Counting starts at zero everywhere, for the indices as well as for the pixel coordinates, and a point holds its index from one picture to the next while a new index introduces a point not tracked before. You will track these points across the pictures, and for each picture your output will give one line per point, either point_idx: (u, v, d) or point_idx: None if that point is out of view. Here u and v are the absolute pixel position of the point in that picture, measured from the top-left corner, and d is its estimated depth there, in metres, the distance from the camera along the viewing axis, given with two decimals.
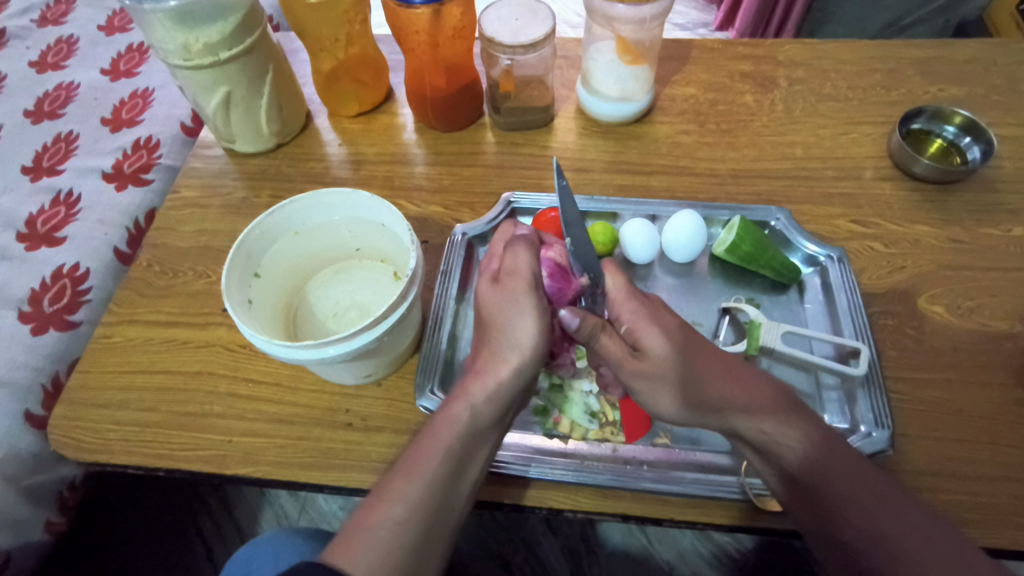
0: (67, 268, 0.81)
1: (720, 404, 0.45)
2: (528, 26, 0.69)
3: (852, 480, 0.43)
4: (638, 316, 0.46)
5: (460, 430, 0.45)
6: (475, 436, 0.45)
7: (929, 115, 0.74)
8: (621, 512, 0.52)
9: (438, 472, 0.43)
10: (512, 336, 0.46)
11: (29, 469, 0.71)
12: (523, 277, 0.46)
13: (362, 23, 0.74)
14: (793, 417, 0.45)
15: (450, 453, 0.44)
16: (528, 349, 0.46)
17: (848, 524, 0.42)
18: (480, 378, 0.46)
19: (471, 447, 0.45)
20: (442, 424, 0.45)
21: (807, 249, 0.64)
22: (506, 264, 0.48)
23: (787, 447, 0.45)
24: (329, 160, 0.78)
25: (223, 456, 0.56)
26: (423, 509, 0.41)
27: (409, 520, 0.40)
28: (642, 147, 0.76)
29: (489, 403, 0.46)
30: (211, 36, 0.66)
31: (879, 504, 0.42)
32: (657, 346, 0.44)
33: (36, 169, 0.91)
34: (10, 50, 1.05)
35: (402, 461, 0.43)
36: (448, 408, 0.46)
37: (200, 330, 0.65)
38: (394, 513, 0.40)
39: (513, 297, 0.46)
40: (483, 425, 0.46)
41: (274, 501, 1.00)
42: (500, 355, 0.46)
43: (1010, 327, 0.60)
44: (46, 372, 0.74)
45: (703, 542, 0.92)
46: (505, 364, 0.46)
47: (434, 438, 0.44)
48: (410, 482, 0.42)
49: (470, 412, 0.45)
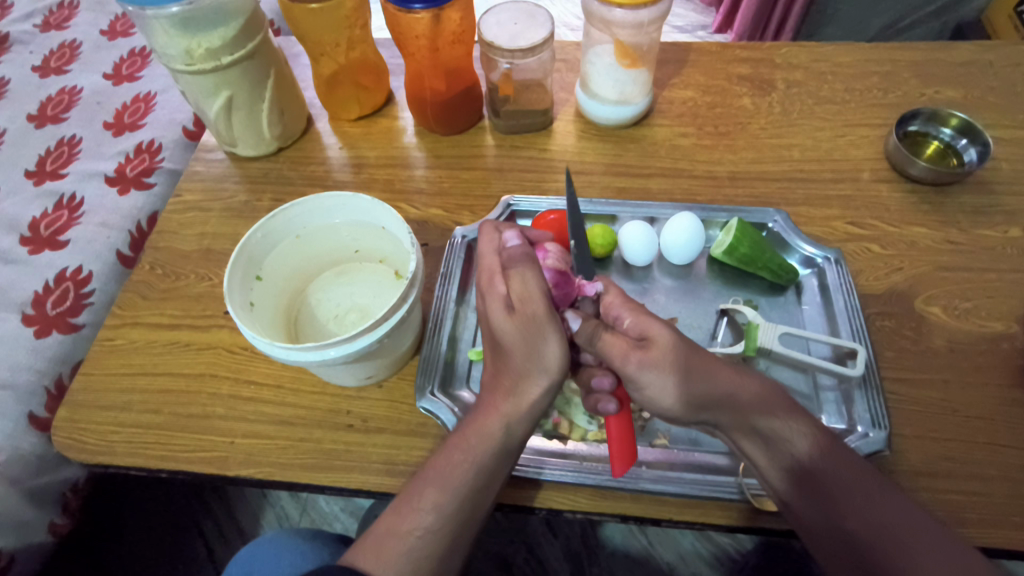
0: (70, 272, 0.82)
1: (726, 395, 0.45)
2: (527, 30, 0.70)
3: (853, 471, 0.44)
4: (639, 312, 0.46)
5: (493, 448, 0.45)
6: (505, 451, 0.46)
7: (925, 118, 0.74)
8: (620, 512, 0.52)
9: (468, 487, 0.44)
10: (541, 360, 0.44)
11: (32, 470, 0.71)
12: (541, 304, 0.44)
13: (363, 27, 0.75)
14: (793, 419, 0.46)
15: (480, 469, 0.45)
16: (555, 372, 0.45)
17: (851, 514, 0.42)
18: (511, 397, 0.46)
19: (502, 460, 0.46)
20: (474, 438, 0.45)
21: (804, 251, 0.65)
22: (515, 289, 0.45)
23: (791, 439, 0.45)
24: (330, 163, 0.79)
25: (225, 457, 0.57)
26: (452, 520, 0.43)
27: (440, 530, 0.43)
28: (640, 149, 0.77)
29: (519, 421, 0.46)
30: (214, 41, 0.67)
31: (879, 494, 0.43)
32: (663, 333, 0.45)
33: (39, 173, 0.91)
34: (14, 55, 1.06)
35: (432, 471, 0.45)
36: (480, 423, 0.46)
37: (202, 332, 0.65)
38: (425, 524, 0.42)
39: (538, 325, 0.43)
40: (513, 441, 0.46)
41: (275, 502, 1.01)
42: (529, 377, 0.45)
43: (1007, 327, 0.60)
44: (50, 374, 0.75)
45: (703, 543, 0.93)
46: (535, 385, 0.45)
47: (466, 452, 0.45)
48: (441, 494, 0.44)
49: (502, 430, 0.45)
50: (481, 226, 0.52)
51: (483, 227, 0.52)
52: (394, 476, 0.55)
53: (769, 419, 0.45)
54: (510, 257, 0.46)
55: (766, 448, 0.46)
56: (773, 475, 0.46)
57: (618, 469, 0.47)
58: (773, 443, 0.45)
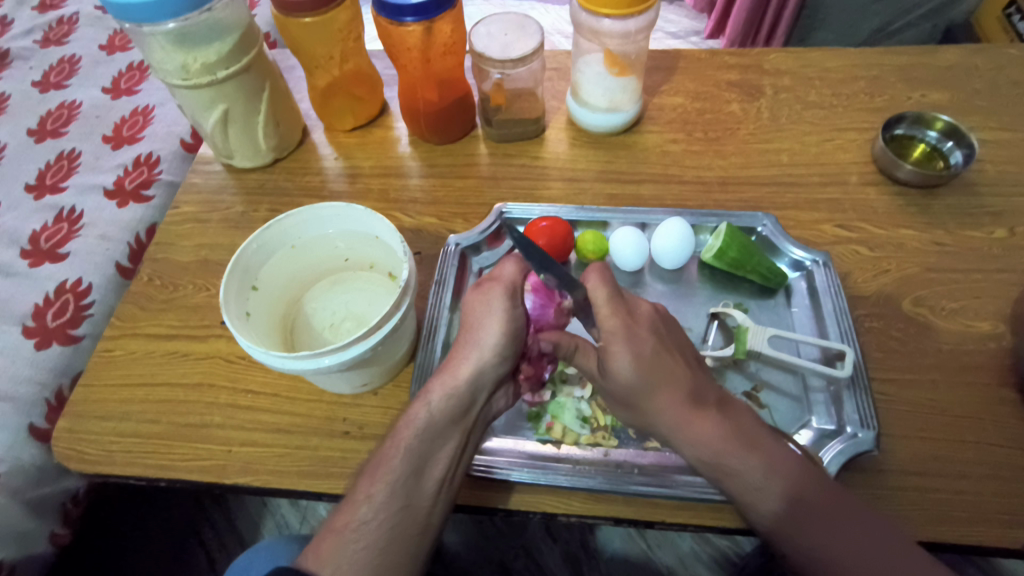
0: (70, 283, 0.83)
1: (679, 426, 0.48)
2: (517, 41, 0.71)
3: (811, 508, 0.44)
4: (615, 333, 0.47)
5: (418, 429, 0.47)
6: (435, 432, 0.47)
7: (911, 121, 0.76)
8: (613, 515, 0.53)
9: (400, 471, 0.45)
10: (478, 335, 0.50)
11: (33, 481, 0.72)
12: (501, 282, 0.51)
13: (357, 40, 0.76)
14: (754, 462, 0.46)
15: (411, 452, 0.46)
16: (489, 347, 0.50)
17: (796, 543, 0.44)
18: (439, 382, 0.49)
19: (433, 443, 0.47)
20: (403, 426, 0.48)
21: (793, 255, 0.66)
22: (494, 272, 0.53)
23: (740, 482, 0.46)
24: (326, 174, 0.80)
25: (223, 466, 0.57)
26: (387, 507, 0.44)
27: (373, 519, 0.43)
28: (631, 156, 0.78)
29: (446, 402, 0.48)
30: (210, 56, 0.68)
31: (838, 521, 0.43)
32: (623, 367, 0.47)
33: (39, 187, 0.93)
34: (14, 71, 1.08)
35: (372, 464, 0.47)
36: (411, 411, 0.48)
37: (201, 342, 0.66)
38: (360, 513, 0.43)
39: (487, 298, 0.51)
40: (443, 423, 0.48)
41: (275, 510, 1.01)
42: (462, 355, 0.50)
43: (993, 327, 0.61)
44: (50, 386, 0.76)
45: (702, 547, 0.93)
46: (464, 363, 0.49)
47: (396, 438, 0.47)
48: (374, 483, 0.45)
49: (426, 411, 0.48)
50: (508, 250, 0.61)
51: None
52: None
53: (717, 456, 0.46)
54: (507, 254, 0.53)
55: (716, 479, 0.47)
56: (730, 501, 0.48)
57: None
58: (721, 479, 0.47)
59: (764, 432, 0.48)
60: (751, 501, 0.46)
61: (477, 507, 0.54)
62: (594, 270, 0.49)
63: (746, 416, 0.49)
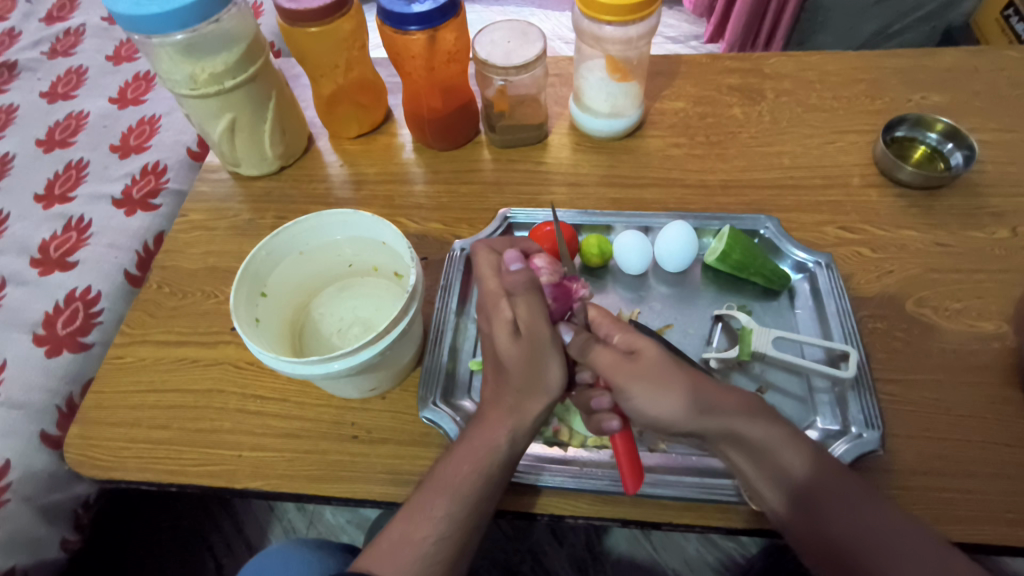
0: (79, 292, 0.84)
1: (722, 404, 0.45)
2: (519, 48, 0.72)
3: (844, 483, 0.45)
4: (626, 328, 0.49)
5: (498, 459, 0.47)
6: (507, 458, 0.48)
7: (911, 123, 0.76)
8: (620, 517, 0.53)
9: (474, 493, 0.46)
10: (542, 379, 0.47)
11: (46, 488, 0.73)
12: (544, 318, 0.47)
13: (361, 49, 0.77)
14: (792, 432, 0.46)
15: (487, 478, 0.47)
16: (554, 393, 0.48)
17: (840, 527, 0.43)
18: (515, 412, 0.48)
19: (505, 467, 0.48)
20: (478, 450, 0.47)
21: (796, 257, 0.66)
22: (523, 315, 0.46)
23: (793, 453, 0.45)
24: (331, 181, 0.81)
25: (234, 470, 0.58)
26: (463, 526, 0.45)
27: (451, 538, 0.44)
28: (634, 160, 0.79)
29: (521, 435, 0.48)
30: (217, 66, 0.69)
31: (865, 503, 0.44)
32: (649, 347, 0.47)
33: (47, 197, 0.94)
34: (23, 82, 1.09)
35: (441, 480, 0.46)
36: (483, 434, 0.48)
37: (210, 349, 0.67)
38: (439, 530, 0.44)
39: (541, 341, 0.46)
40: (516, 453, 0.48)
41: (282, 515, 1.01)
42: (532, 394, 0.47)
43: (997, 327, 0.61)
44: (61, 393, 0.77)
45: (708, 550, 0.93)
46: (537, 400, 0.48)
47: (472, 461, 0.47)
48: (451, 502, 0.45)
49: (506, 443, 0.47)
50: (474, 248, 0.53)
51: (477, 247, 0.53)
52: (398, 486, 0.56)
53: (767, 428, 0.45)
54: (512, 284, 0.46)
55: (766, 459, 0.45)
56: (765, 486, 0.46)
57: (630, 486, 0.48)
58: (776, 454, 0.45)
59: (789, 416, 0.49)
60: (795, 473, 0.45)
61: None
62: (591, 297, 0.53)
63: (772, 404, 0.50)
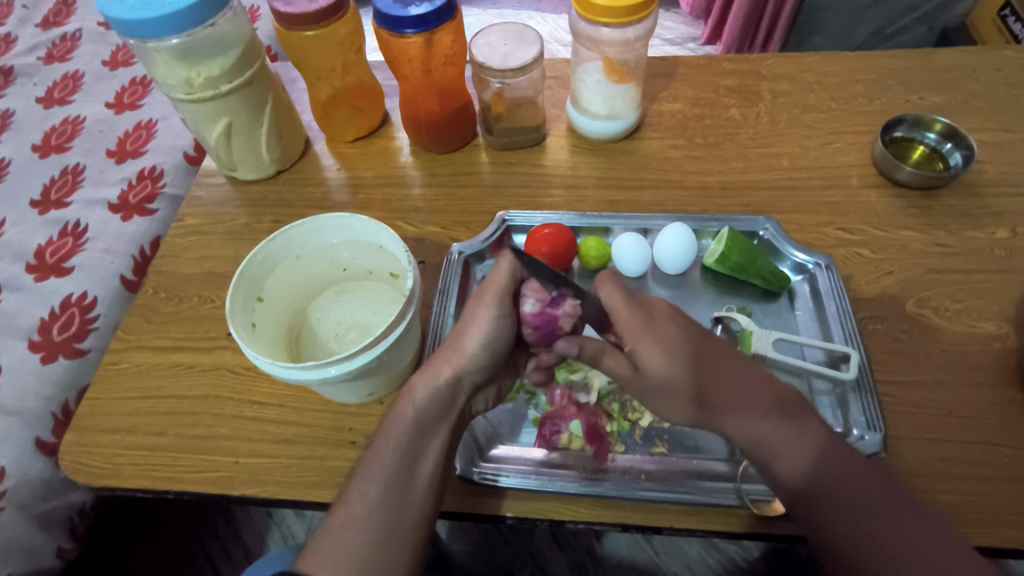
0: (75, 297, 0.83)
1: (717, 415, 0.46)
2: (516, 50, 0.72)
3: (847, 483, 0.44)
4: (638, 336, 0.46)
5: (406, 428, 0.47)
6: (421, 429, 0.47)
7: (909, 124, 0.76)
8: (621, 522, 0.52)
9: (391, 471, 0.46)
10: (459, 342, 0.50)
11: (40, 496, 0.72)
12: (495, 286, 0.50)
13: (358, 52, 0.77)
14: (798, 445, 0.44)
15: (400, 450, 0.46)
16: (470, 356, 0.49)
17: (841, 533, 0.42)
18: (423, 377, 0.49)
19: (420, 439, 0.47)
20: (390, 424, 0.48)
21: (796, 258, 0.66)
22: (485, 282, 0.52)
23: (789, 466, 0.44)
24: (329, 184, 0.80)
25: (230, 477, 0.57)
26: (380, 505, 0.45)
27: (368, 518, 0.44)
28: (632, 162, 0.79)
29: (430, 400, 0.48)
30: (213, 70, 0.69)
31: (870, 506, 0.43)
32: (655, 365, 0.46)
33: (44, 203, 0.93)
34: (18, 88, 1.09)
35: (363, 464, 0.47)
36: (397, 408, 0.48)
37: (206, 354, 0.66)
38: (354, 512, 0.44)
39: (477, 303, 0.50)
40: (428, 420, 0.48)
41: (281, 521, 1.01)
42: (444, 356, 0.50)
43: (998, 328, 0.61)
44: (56, 400, 0.76)
45: (710, 553, 0.93)
46: (446, 364, 0.49)
47: (386, 437, 0.47)
48: (368, 482, 0.45)
49: (413, 409, 0.48)
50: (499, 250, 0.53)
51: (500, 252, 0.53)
52: None
53: (764, 443, 0.45)
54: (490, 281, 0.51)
55: (762, 463, 0.46)
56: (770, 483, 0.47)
57: None
58: (768, 464, 0.45)
59: (806, 406, 0.47)
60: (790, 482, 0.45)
61: (483, 516, 0.54)
62: (606, 278, 0.49)
63: (791, 392, 0.48)
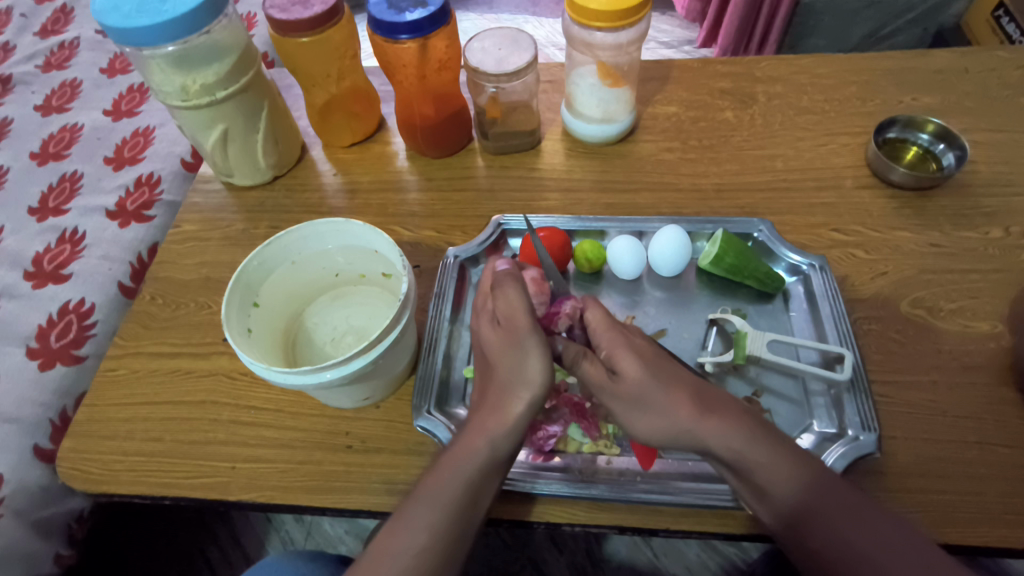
0: (73, 304, 0.83)
1: (697, 422, 0.45)
2: (511, 55, 0.72)
3: (831, 494, 0.44)
4: (615, 343, 0.47)
5: (478, 462, 0.46)
6: (491, 465, 0.46)
7: (903, 124, 0.77)
8: (617, 525, 0.52)
9: (453, 500, 0.45)
10: (522, 373, 0.46)
11: (39, 503, 0.72)
12: (525, 316, 0.46)
13: (353, 58, 0.77)
14: (780, 455, 0.45)
15: (469, 483, 0.46)
16: (538, 386, 0.46)
17: (828, 540, 0.42)
18: (495, 413, 0.46)
19: (489, 474, 0.47)
20: (460, 455, 0.46)
21: (790, 259, 0.66)
22: (501, 306, 0.48)
23: (774, 474, 0.44)
24: (324, 190, 0.81)
25: (227, 482, 0.58)
26: (446, 536, 0.44)
27: (432, 549, 0.43)
28: (627, 165, 0.79)
29: (505, 437, 0.46)
30: (209, 77, 0.69)
31: (850, 510, 0.43)
32: (632, 369, 0.46)
33: (42, 210, 0.94)
34: (16, 96, 1.09)
35: (421, 489, 0.46)
36: (467, 442, 0.47)
37: (203, 360, 0.66)
38: (417, 541, 0.43)
39: (516, 337, 0.46)
40: (500, 455, 0.47)
41: (280, 526, 1.01)
42: (512, 392, 0.46)
43: (993, 327, 0.61)
44: (54, 406, 0.76)
45: (709, 555, 0.93)
46: (515, 400, 0.46)
47: (453, 467, 0.46)
48: (428, 511, 0.45)
49: (489, 446, 0.46)
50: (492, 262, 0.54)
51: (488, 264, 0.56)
52: (393, 495, 0.55)
53: (748, 451, 0.44)
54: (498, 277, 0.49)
55: (747, 475, 0.45)
56: (756, 497, 0.46)
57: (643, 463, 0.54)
58: (753, 473, 0.44)
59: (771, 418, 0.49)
60: (776, 493, 0.44)
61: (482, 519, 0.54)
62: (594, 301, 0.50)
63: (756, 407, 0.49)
